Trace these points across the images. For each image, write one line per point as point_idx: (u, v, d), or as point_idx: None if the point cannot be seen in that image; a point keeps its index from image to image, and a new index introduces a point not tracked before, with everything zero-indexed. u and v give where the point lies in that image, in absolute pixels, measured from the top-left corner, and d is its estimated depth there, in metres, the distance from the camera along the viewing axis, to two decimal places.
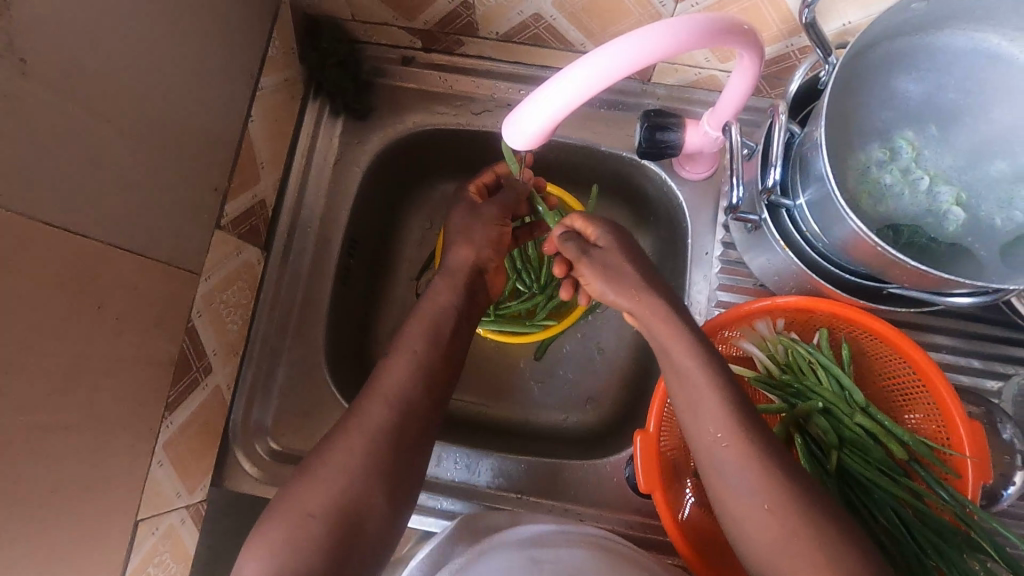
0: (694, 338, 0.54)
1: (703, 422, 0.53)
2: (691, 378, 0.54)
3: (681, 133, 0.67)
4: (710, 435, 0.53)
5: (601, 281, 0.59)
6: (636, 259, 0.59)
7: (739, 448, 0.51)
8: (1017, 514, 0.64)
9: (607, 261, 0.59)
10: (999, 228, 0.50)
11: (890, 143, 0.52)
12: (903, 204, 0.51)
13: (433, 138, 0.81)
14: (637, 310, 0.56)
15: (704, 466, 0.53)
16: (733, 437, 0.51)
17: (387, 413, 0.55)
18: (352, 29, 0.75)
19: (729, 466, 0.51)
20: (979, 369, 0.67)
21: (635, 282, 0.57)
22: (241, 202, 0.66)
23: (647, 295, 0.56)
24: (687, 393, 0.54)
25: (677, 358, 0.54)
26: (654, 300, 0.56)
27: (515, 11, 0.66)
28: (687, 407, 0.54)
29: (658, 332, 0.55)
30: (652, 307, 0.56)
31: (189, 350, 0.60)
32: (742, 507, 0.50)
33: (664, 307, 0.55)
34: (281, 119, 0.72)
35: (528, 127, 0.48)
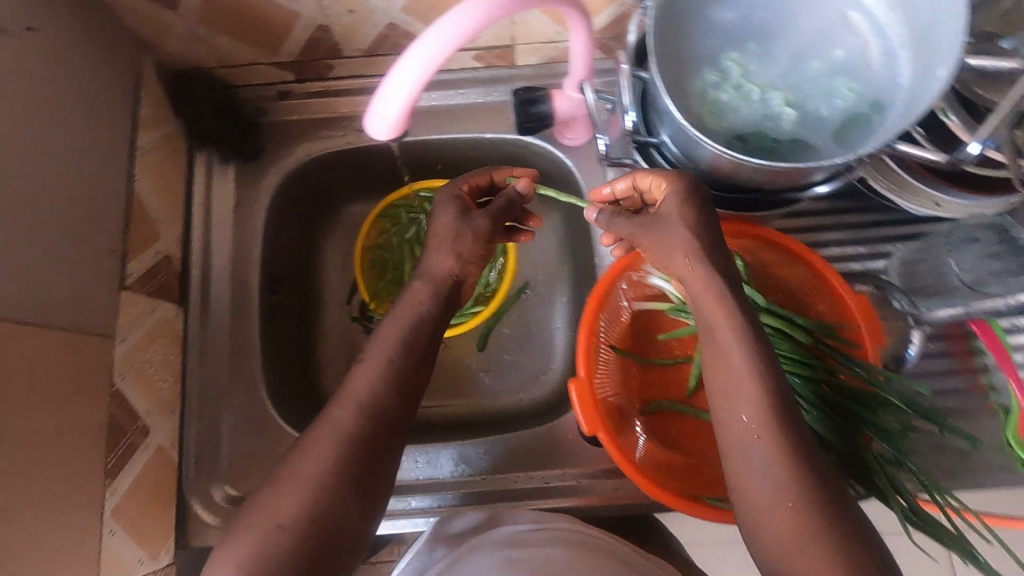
0: (741, 319, 0.51)
1: (739, 413, 0.49)
2: (733, 360, 0.50)
3: (550, 103, 0.72)
4: (742, 426, 0.49)
5: (657, 246, 0.55)
6: (701, 224, 0.54)
7: (771, 443, 0.47)
8: (926, 370, 0.71)
9: (667, 218, 0.55)
10: (826, 117, 0.56)
11: (720, 65, 0.57)
12: (742, 114, 0.57)
13: (328, 162, 0.83)
14: (693, 274, 0.53)
15: (730, 458, 0.49)
16: (765, 428, 0.47)
17: (348, 423, 0.53)
18: (221, 75, 0.77)
19: (757, 461, 0.47)
20: (866, 254, 0.74)
21: (688, 242, 0.53)
22: (145, 260, 0.67)
23: (701, 258, 0.53)
24: (718, 373, 0.51)
25: (720, 331, 0.51)
26: (711, 267, 0.53)
27: (370, 24, 0.69)
28: (722, 393, 0.50)
29: (704, 305, 0.52)
30: (704, 274, 0.53)
31: (120, 413, 0.60)
32: (770, 500, 0.46)
33: (719, 280, 0.52)
34: (170, 174, 0.73)
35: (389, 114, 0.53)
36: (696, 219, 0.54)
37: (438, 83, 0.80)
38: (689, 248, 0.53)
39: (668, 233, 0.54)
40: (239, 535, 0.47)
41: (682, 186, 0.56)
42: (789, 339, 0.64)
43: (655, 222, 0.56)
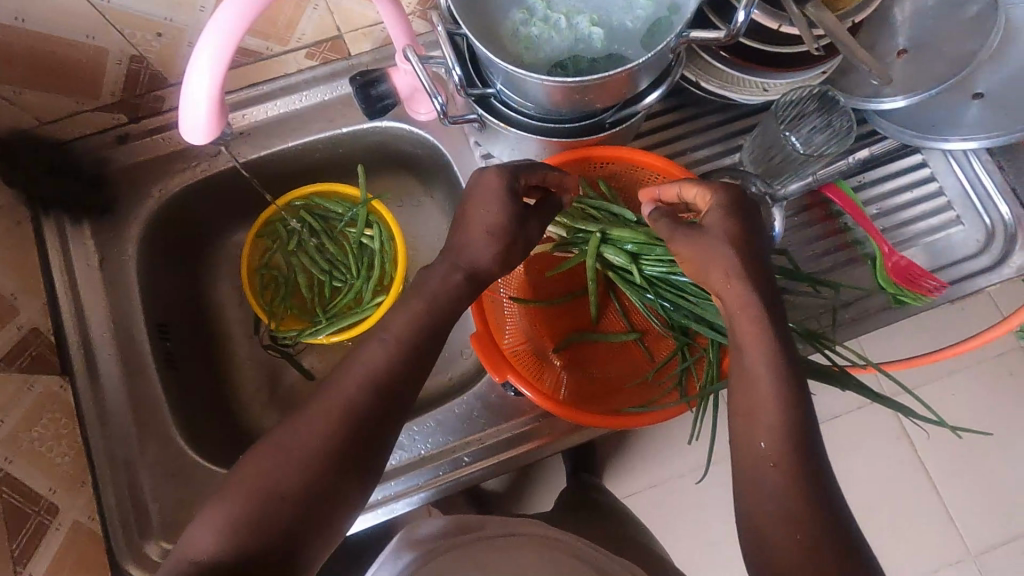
0: (782, 357, 0.49)
1: (758, 426, 0.48)
2: (757, 378, 0.49)
3: (389, 82, 0.73)
4: (760, 450, 0.47)
5: (699, 258, 0.53)
6: (736, 240, 0.52)
7: (784, 470, 0.46)
8: (798, 242, 0.77)
9: (708, 234, 0.53)
10: (632, 27, 0.59)
11: (523, 3, 0.59)
12: (556, 44, 0.59)
13: (191, 196, 0.81)
14: (730, 302, 0.51)
15: (741, 478, 0.48)
16: (784, 455, 0.46)
17: (325, 437, 0.49)
18: (47, 132, 0.74)
19: (770, 484, 0.46)
20: (719, 151, 0.80)
21: (727, 262, 0.51)
22: (6, 338, 0.63)
23: (741, 283, 0.51)
24: (741, 392, 0.50)
25: (749, 360, 0.49)
26: (753, 295, 0.50)
27: (185, 44, 0.68)
28: (746, 411, 0.49)
29: (738, 330, 0.51)
30: (743, 295, 0.50)
31: (16, 497, 0.56)
32: (766, 519, 0.45)
33: (771, 325, 0.49)
34: (14, 248, 0.69)
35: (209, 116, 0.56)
36: (732, 228, 0.53)
37: (280, 91, 0.79)
38: (730, 270, 0.51)
39: (711, 255, 0.52)
40: (168, 568, 0.46)
41: (723, 200, 0.54)
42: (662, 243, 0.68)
43: (699, 232, 0.53)
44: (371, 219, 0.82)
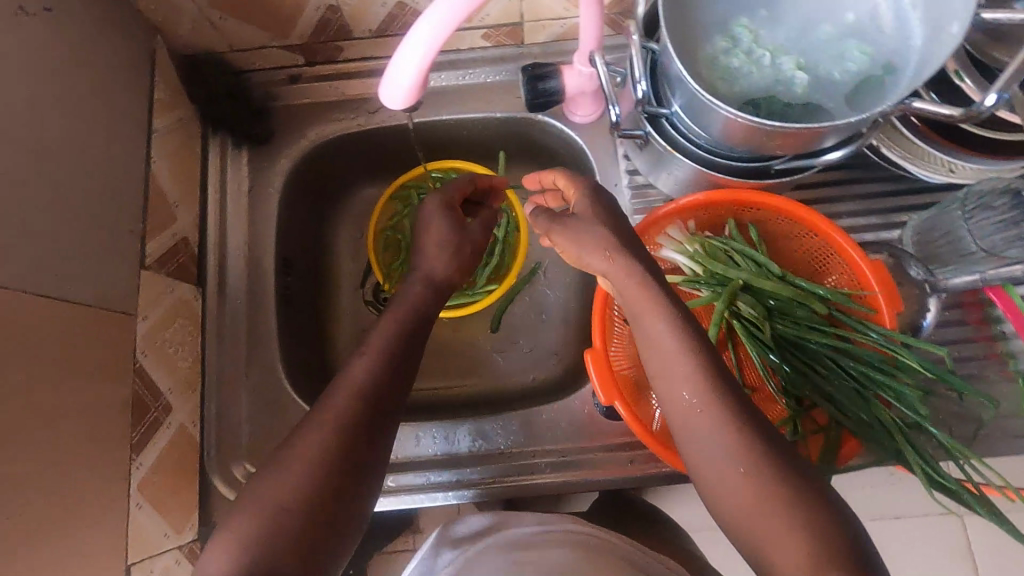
0: (675, 308, 0.51)
1: (675, 384, 0.50)
2: (660, 337, 0.51)
3: (560, 79, 0.71)
4: (685, 402, 0.49)
5: (577, 245, 0.57)
6: (611, 226, 0.57)
7: (712, 414, 0.47)
8: (945, 339, 0.70)
9: (578, 225, 0.58)
10: (838, 79, 0.56)
11: (729, 32, 0.57)
12: (753, 81, 0.56)
13: (339, 146, 0.84)
14: (613, 269, 0.54)
15: (679, 433, 0.50)
16: (704, 399, 0.48)
17: (343, 409, 0.54)
18: (234, 60, 0.77)
19: (701, 428, 0.47)
20: (878, 224, 0.74)
21: (604, 240, 0.55)
22: (162, 242, 0.67)
23: (621, 255, 0.54)
24: (656, 357, 0.52)
25: (649, 325, 0.52)
26: (629, 259, 0.54)
27: (379, 3, 0.70)
28: (661, 373, 0.51)
29: (629, 293, 0.53)
30: (628, 266, 0.54)
31: (142, 389, 0.61)
32: (718, 473, 0.46)
33: (640, 267, 0.53)
34: (186, 158, 0.74)
35: (408, 71, 0.48)
36: (608, 220, 0.58)
37: (447, 64, 0.80)
38: (605, 243, 0.55)
39: (587, 233, 0.56)
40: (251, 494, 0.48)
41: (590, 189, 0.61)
42: (804, 307, 0.64)
43: (570, 223, 0.58)
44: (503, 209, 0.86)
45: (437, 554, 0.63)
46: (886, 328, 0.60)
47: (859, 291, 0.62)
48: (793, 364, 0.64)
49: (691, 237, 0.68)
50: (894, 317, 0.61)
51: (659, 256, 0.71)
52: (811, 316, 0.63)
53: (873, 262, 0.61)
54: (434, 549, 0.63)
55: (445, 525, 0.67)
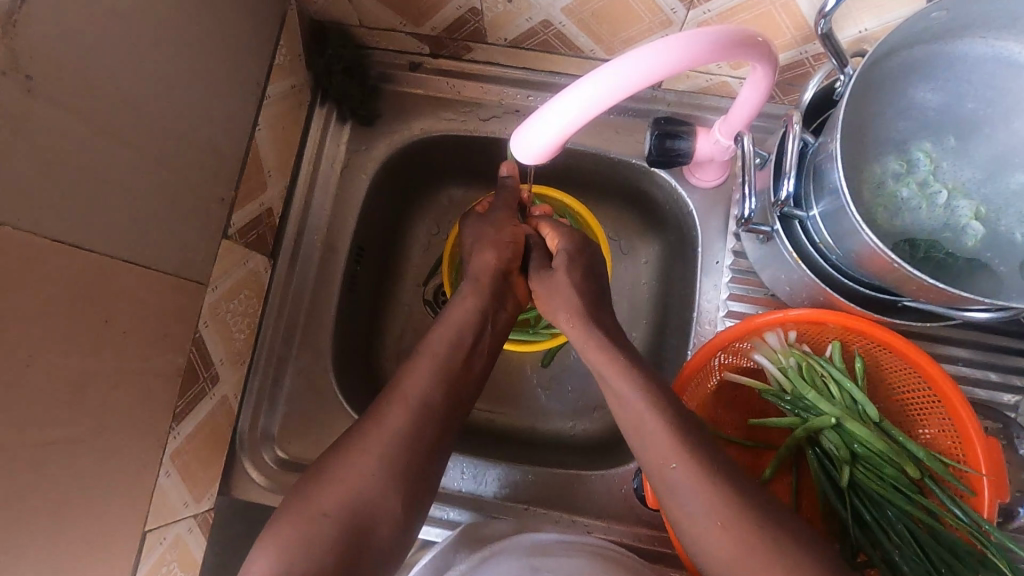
0: (635, 370, 0.56)
1: (652, 441, 0.52)
2: (629, 395, 0.54)
3: (692, 141, 0.66)
4: (659, 458, 0.51)
5: (549, 299, 0.65)
6: (579, 283, 0.64)
7: (686, 468, 0.50)
8: None
9: (556, 282, 0.64)
10: (1019, 243, 0.49)
11: (906, 154, 0.51)
12: (918, 217, 0.50)
13: (440, 144, 0.80)
14: (573, 334, 0.61)
15: (658, 488, 0.52)
16: (678, 455, 0.50)
17: None
18: (359, 34, 0.74)
19: (678, 484, 0.50)
20: (995, 382, 0.66)
21: (572, 307, 0.62)
22: (248, 212, 0.66)
23: (581, 323, 0.61)
24: (631, 413, 0.54)
25: (615, 383, 0.56)
26: (587, 328, 0.60)
27: (523, 18, 0.65)
28: (634, 429, 0.54)
29: (594, 359, 0.59)
30: (587, 334, 0.60)
31: (197, 360, 0.60)
32: (697, 529, 0.48)
33: (598, 334, 0.59)
34: (288, 126, 0.71)
35: (544, 135, 0.48)
36: (580, 276, 0.64)
37: None
38: (569, 310, 0.62)
39: (559, 292, 0.64)
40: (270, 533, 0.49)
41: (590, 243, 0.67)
42: (893, 463, 0.58)
43: (548, 276, 0.66)
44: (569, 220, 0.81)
45: (453, 552, 0.62)
46: (981, 516, 0.53)
47: (962, 464, 0.56)
48: (862, 517, 0.58)
49: (788, 349, 0.64)
50: (994, 506, 0.54)
51: (747, 356, 0.67)
52: (897, 474, 0.57)
53: (985, 439, 0.55)
54: (453, 547, 0.62)
55: (468, 523, 0.67)
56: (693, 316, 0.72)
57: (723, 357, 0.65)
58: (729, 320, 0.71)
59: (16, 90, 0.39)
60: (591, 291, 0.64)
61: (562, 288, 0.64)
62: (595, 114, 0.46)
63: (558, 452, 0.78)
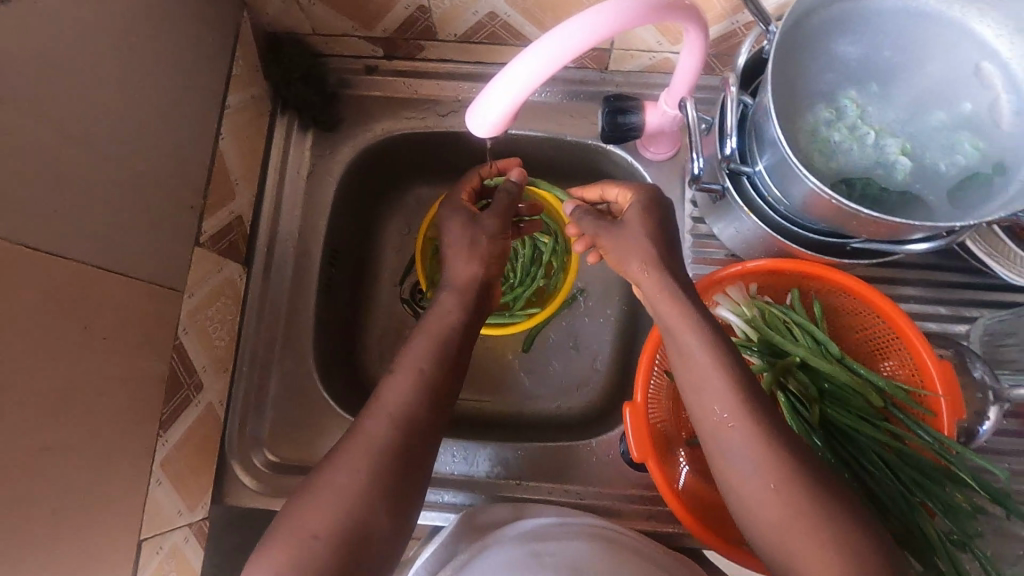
0: (702, 322, 0.54)
1: (708, 400, 0.52)
2: (691, 353, 0.53)
3: (641, 115, 0.70)
4: (716, 416, 0.52)
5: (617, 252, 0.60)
6: (645, 223, 0.59)
7: (743, 428, 0.50)
8: (996, 450, 0.67)
9: (625, 232, 0.60)
10: (944, 173, 0.53)
11: (835, 103, 0.55)
12: (851, 158, 0.54)
13: (402, 142, 0.82)
14: (647, 282, 0.57)
15: (711, 449, 0.52)
16: (737, 415, 0.50)
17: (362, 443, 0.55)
18: (314, 43, 0.76)
19: (732, 445, 0.50)
20: (946, 315, 0.71)
21: (644, 253, 0.57)
22: (218, 219, 0.67)
23: (656, 270, 0.56)
24: (689, 374, 0.54)
25: (681, 340, 0.54)
26: (664, 274, 0.56)
27: (471, 11, 0.68)
28: (694, 387, 0.53)
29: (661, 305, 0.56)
30: (662, 282, 0.56)
31: (179, 366, 0.61)
32: (747, 489, 0.49)
33: (675, 283, 0.55)
34: (252, 135, 0.73)
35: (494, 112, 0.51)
36: (654, 226, 0.59)
37: None
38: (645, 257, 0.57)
39: (631, 243, 0.58)
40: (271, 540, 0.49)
41: (644, 197, 0.61)
42: (859, 395, 0.62)
43: (616, 228, 0.61)
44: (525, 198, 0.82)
45: (455, 543, 0.63)
46: (943, 434, 0.57)
47: (920, 389, 0.59)
48: (837, 451, 0.61)
49: (750, 301, 0.67)
50: (953, 424, 0.58)
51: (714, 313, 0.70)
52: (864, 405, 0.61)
53: (939, 361, 0.58)
54: (455, 538, 0.63)
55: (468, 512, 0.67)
56: None
57: None
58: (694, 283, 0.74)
59: None
60: (662, 230, 0.59)
61: (631, 237, 0.59)
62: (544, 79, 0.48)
63: (544, 431, 0.80)
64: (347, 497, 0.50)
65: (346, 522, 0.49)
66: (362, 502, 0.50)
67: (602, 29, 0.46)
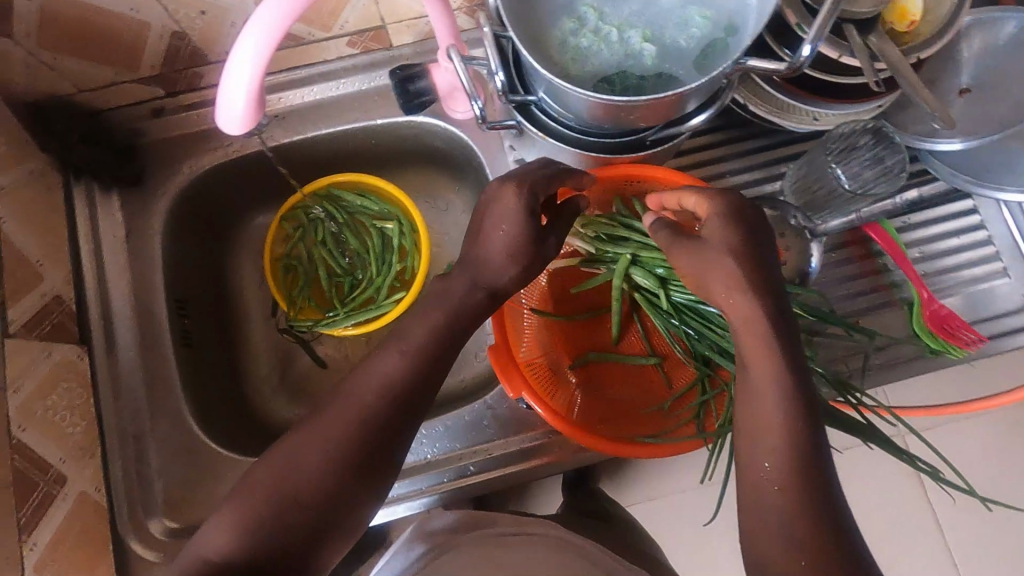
0: (796, 374, 0.46)
1: (758, 461, 0.46)
2: (767, 394, 0.47)
3: (429, 78, 0.71)
4: (763, 473, 0.46)
5: (700, 268, 0.51)
6: (725, 224, 0.51)
7: (789, 494, 0.44)
8: (831, 281, 0.74)
9: (710, 242, 0.51)
10: (685, 46, 0.57)
11: (575, 13, 0.57)
12: (604, 58, 0.57)
13: (219, 174, 0.80)
14: (732, 309, 0.49)
15: (742, 500, 0.47)
16: (787, 481, 0.44)
17: None
18: (85, 101, 0.73)
19: (772, 511, 0.44)
20: (758, 179, 0.77)
21: (736, 275, 0.48)
22: (28, 305, 0.63)
23: (740, 291, 0.48)
24: (749, 414, 0.48)
25: (754, 363, 0.48)
26: (752, 297, 0.48)
27: (228, 24, 0.67)
28: (751, 433, 0.47)
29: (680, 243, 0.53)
30: (743, 301, 0.48)
31: (25, 465, 0.57)
32: (764, 543, 0.43)
33: (765, 307, 0.48)
34: (45, 212, 0.69)
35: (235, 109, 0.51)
36: (738, 231, 0.50)
37: (319, 77, 0.78)
38: (737, 280, 0.48)
39: (710, 257, 0.50)
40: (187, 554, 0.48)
41: (728, 204, 0.52)
42: None
43: (699, 243, 0.52)
44: (364, 191, 0.81)
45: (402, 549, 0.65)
46: None
47: None
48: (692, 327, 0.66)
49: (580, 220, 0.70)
50: None
51: None
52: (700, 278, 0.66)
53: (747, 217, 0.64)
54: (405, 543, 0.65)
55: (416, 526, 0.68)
56: None
57: None
58: None
59: None
60: (752, 243, 0.50)
61: (707, 257, 0.50)
62: (262, 72, 0.49)
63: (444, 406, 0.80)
64: (250, 517, 0.46)
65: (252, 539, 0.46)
66: (262, 521, 0.46)
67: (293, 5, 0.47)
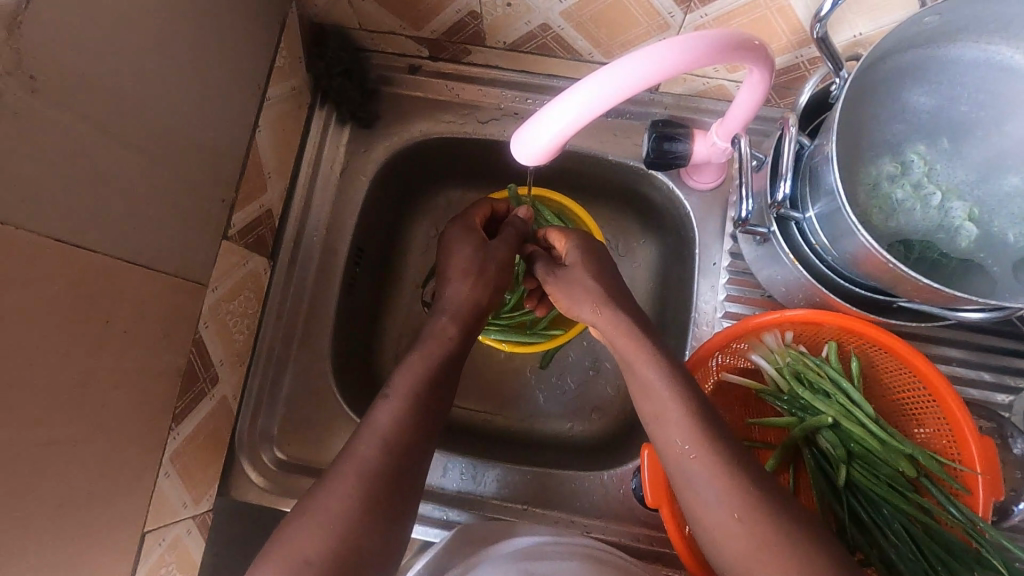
0: (692, 421, 0.50)
1: (710, 503, 0.48)
2: (681, 448, 0.50)
3: (689, 143, 0.67)
4: (727, 519, 0.47)
5: (568, 297, 0.60)
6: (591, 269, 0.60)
7: (758, 528, 0.45)
8: None
9: (569, 275, 0.61)
10: (1012, 244, 0.50)
11: (900, 157, 0.52)
12: (913, 219, 0.51)
13: (439, 145, 0.80)
14: (603, 323, 0.57)
15: (696, 520, 0.49)
16: (746, 512, 0.46)
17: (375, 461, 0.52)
18: (359, 38, 0.75)
19: (743, 540, 0.45)
20: (990, 382, 0.67)
21: (595, 292, 0.58)
22: (247, 212, 0.66)
23: (608, 306, 0.57)
24: (676, 466, 0.51)
25: (653, 393, 0.53)
26: (617, 311, 0.57)
27: (523, 21, 0.65)
28: (684, 486, 0.50)
29: (622, 346, 0.56)
30: (616, 317, 0.57)
31: (195, 360, 0.60)
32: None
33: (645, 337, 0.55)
34: (288, 128, 0.72)
35: (542, 137, 0.47)
36: (596, 268, 0.61)
37: None
38: (593, 295, 0.58)
39: (577, 286, 0.60)
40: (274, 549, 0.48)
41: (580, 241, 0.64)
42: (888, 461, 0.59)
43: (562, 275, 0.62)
44: (561, 215, 0.80)
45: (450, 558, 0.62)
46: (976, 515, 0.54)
47: (956, 463, 0.56)
48: (859, 516, 0.59)
49: (784, 350, 0.64)
50: (989, 504, 0.55)
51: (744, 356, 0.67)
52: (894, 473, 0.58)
53: (980, 438, 0.55)
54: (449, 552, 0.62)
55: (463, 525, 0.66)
56: (691, 317, 0.73)
57: (721, 358, 0.65)
58: (726, 320, 0.72)
59: (20, 89, 0.39)
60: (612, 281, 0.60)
61: (574, 277, 0.60)
62: (593, 116, 0.45)
63: (556, 453, 0.78)
64: (339, 493, 0.50)
65: (340, 529, 0.48)
66: (348, 499, 0.50)
67: (664, 69, 0.43)
